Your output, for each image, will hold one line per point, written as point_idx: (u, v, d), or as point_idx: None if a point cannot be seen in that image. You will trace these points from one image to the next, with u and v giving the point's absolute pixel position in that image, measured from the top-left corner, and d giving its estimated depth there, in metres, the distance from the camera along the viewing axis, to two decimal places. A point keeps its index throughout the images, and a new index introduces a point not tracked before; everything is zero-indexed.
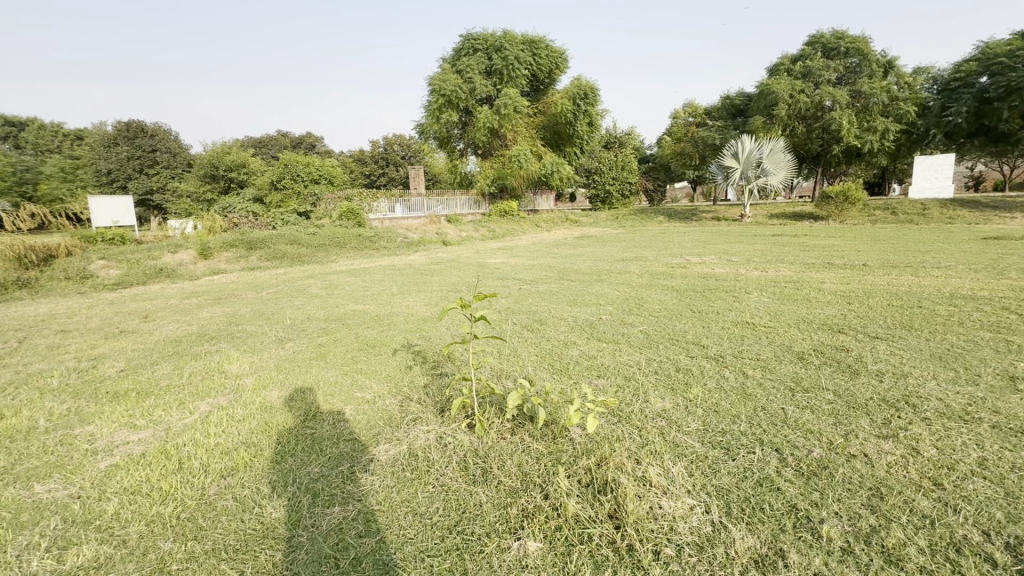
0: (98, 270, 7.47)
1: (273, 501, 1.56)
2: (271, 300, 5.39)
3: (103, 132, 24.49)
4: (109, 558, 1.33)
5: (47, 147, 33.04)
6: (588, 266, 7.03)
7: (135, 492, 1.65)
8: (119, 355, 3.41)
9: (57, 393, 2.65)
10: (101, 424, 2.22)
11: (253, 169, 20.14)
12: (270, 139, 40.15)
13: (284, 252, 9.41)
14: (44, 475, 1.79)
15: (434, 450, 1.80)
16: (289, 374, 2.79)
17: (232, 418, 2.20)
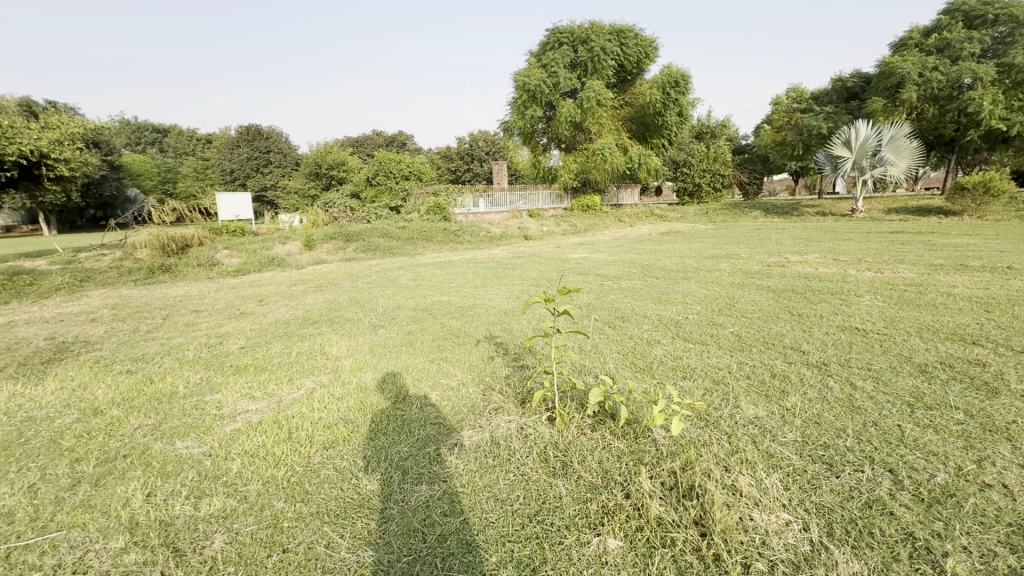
0: (223, 258, 8.49)
1: (368, 474, 1.69)
2: (365, 289, 5.79)
3: (228, 136, 27.63)
4: (234, 509, 1.53)
5: (185, 151, 37.94)
6: (674, 263, 6.75)
7: (253, 454, 1.87)
8: (240, 333, 3.87)
9: (192, 364, 3.07)
10: (225, 393, 2.53)
11: (351, 167, 21.64)
12: (366, 139, 42.96)
13: (377, 244, 10.04)
14: (184, 433, 2.09)
15: (515, 439, 1.85)
16: (381, 358, 2.99)
17: (333, 396, 2.40)
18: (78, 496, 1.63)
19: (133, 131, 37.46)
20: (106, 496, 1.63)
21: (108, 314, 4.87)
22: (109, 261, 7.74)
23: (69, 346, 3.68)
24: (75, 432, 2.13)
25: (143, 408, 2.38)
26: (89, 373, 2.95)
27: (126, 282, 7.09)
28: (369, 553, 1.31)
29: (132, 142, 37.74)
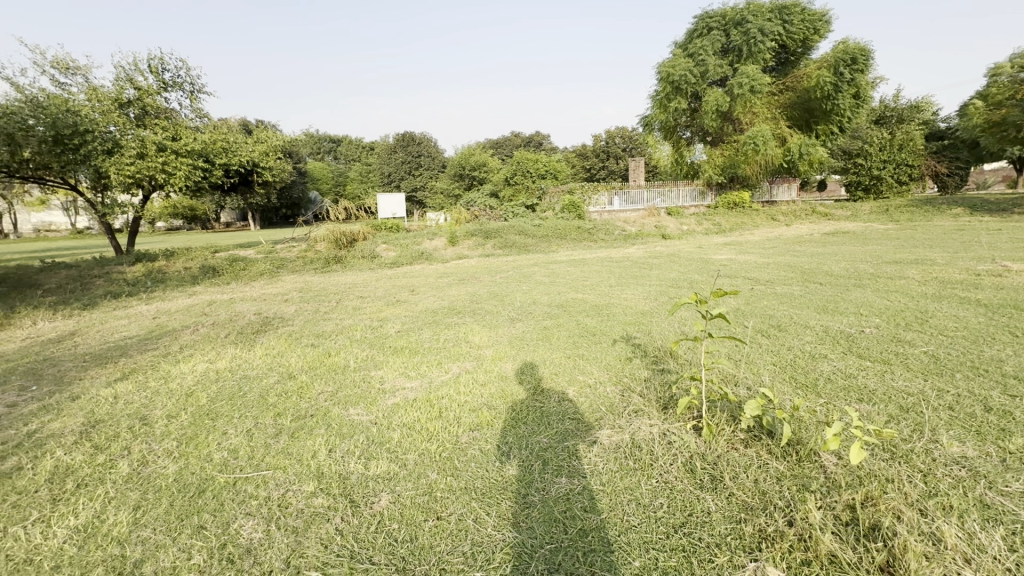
0: (382, 252, 9.57)
1: (509, 460, 1.77)
2: (503, 284, 6.06)
3: (387, 143, 30.95)
4: (396, 474, 1.71)
5: (354, 159, 43.67)
6: (843, 268, 5.86)
7: (410, 427, 2.07)
8: (397, 318, 4.33)
9: (360, 343, 3.53)
10: (386, 371, 2.86)
11: (491, 168, 22.79)
12: (504, 140, 44.83)
13: (513, 242, 10.45)
14: (355, 401, 2.41)
15: (658, 444, 1.78)
16: (520, 350, 3.10)
17: (477, 382, 2.57)
18: (280, 444, 1.98)
19: (316, 143, 44.07)
20: (299, 447, 1.95)
21: (297, 296, 5.81)
22: (297, 252, 9.23)
23: (270, 320, 4.48)
24: (277, 391, 2.59)
25: (324, 377, 2.80)
26: (285, 344, 3.56)
27: (309, 269, 8.38)
28: (513, 535, 1.37)
29: (315, 152, 44.47)
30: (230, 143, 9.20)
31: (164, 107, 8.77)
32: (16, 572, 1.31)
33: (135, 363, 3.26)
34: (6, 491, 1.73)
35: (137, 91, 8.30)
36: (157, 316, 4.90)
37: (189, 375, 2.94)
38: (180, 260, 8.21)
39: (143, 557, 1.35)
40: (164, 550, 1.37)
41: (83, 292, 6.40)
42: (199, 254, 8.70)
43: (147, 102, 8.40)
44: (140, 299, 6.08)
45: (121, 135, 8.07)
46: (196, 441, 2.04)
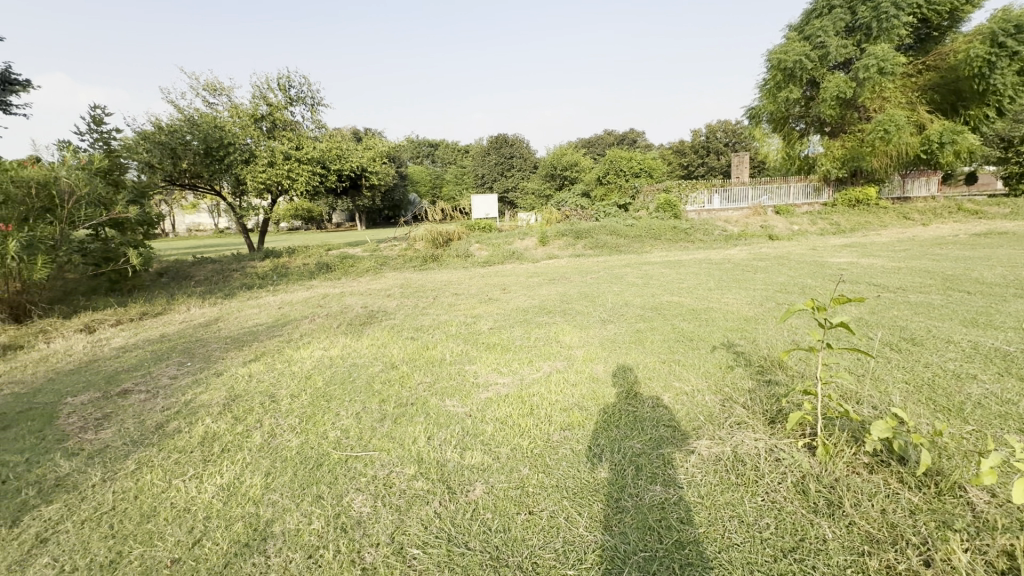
0: (474, 251, 9.91)
1: (601, 462, 1.75)
2: (594, 284, 5.98)
3: (481, 145, 31.90)
4: (490, 465, 1.77)
5: (450, 161, 45.59)
6: (1000, 275, 4.98)
7: (503, 422, 2.13)
8: (490, 316, 4.47)
9: (455, 338, 3.69)
10: (479, 366, 2.96)
11: (583, 167, 22.55)
12: (597, 139, 44.16)
13: (604, 242, 10.27)
14: (451, 393, 2.53)
15: (764, 461, 1.65)
16: (612, 352, 3.04)
17: (568, 381, 2.57)
18: (385, 428, 2.14)
19: (416, 147, 46.63)
20: (402, 432, 2.10)
21: (398, 292, 6.22)
22: (399, 251, 9.86)
23: (375, 313, 4.85)
24: (382, 379, 2.80)
25: (423, 368, 2.97)
26: (388, 336, 3.83)
27: (408, 267, 8.93)
28: (605, 538, 1.35)
29: (415, 156, 47.08)
30: (343, 150, 10.04)
31: (290, 120, 9.82)
32: (178, 517, 1.56)
33: (264, 347, 3.70)
34: (170, 448, 2.06)
35: (268, 107, 9.37)
36: (282, 306, 5.51)
37: (308, 360, 3.28)
38: (300, 257, 9.15)
39: (273, 517, 1.53)
40: (289, 514, 1.54)
41: (224, 283, 7.38)
42: (315, 252, 9.64)
43: (276, 117, 9.44)
44: (268, 292, 6.87)
45: (255, 146, 9.20)
46: (314, 420, 2.27)
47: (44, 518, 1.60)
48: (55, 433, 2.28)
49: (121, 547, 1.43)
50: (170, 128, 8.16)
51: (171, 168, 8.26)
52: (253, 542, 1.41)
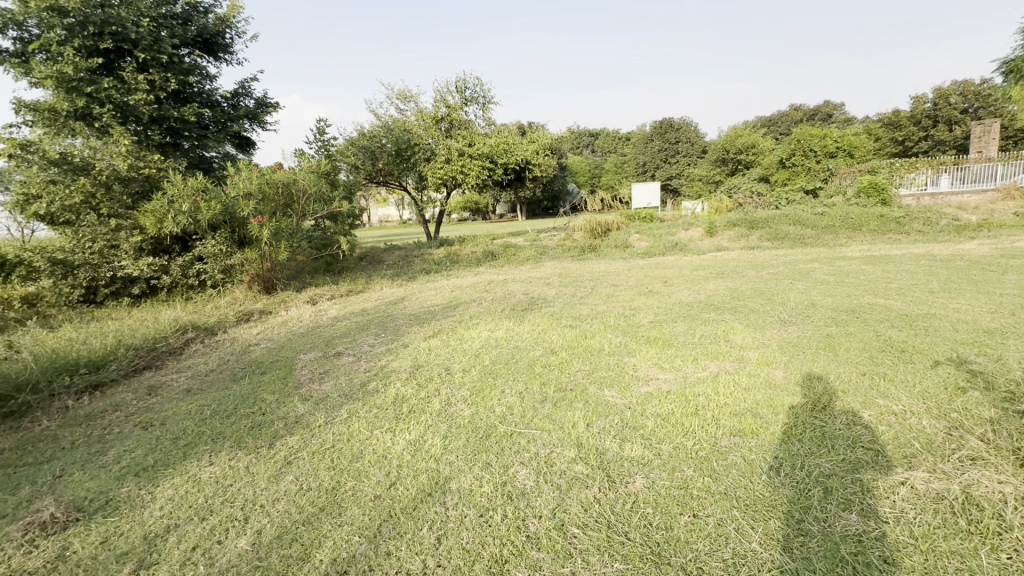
0: (634, 242, 9.64)
1: (780, 477, 1.58)
2: (772, 280, 5.34)
3: (643, 131, 30.60)
4: (650, 460, 1.73)
5: (610, 150, 44.76)
6: None
7: (665, 419, 2.06)
8: (650, 309, 4.32)
9: (614, 329, 3.66)
10: (639, 359, 2.89)
11: (762, 149, 20.07)
12: (780, 116, 38.93)
13: (786, 233, 9.04)
14: (610, 383, 2.53)
15: (1013, 510, 1.30)
16: (794, 358, 2.70)
17: (739, 384, 2.36)
18: (546, 410, 2.24)
19: (577, 138, 46.80)
20: (561, 415, 2.17)
21: (557, 280, 6.38)
22: (557, 240, 10.07)
23: (536, 300, 5.06)
24: (542, 363, 2.92)
25: (581, 356, 3.02)
26: (548, 322, 3.97)
27: (567, 256, 9.09)
28: (783, 558, 1.23)
29: (575, 147, 47.40)
30: (510, 145, 10.57)
31: (464, 120, 10.69)
32: (378, 461, 1.86)
33: (440, 325, 4.15)
34: (372, 403, 2.47)
35: (447, 109, 10.34)
36: (454, 290, 6.10)
37: (477, 339, 3.59)
38: (468, 245, 9.97)
39: (450, 475, 1.72)
40: (464, 474, 1.72)
41: (408, 268, 8.44)
42: (482, 241, 10.41)
43: (453, 117, 10.36)
44: (442, 276, 7.65)
45: (435, 145, 10.27)
46: (483, 394, 2.49)
47: (289, 445, 2.05)
48: (294, 381, 2.92)
49: (339, 478, 1.76)
50: (370, 134, 9.60)
51: (370, 168, 9.70)
52: (434, 494, 1.61)
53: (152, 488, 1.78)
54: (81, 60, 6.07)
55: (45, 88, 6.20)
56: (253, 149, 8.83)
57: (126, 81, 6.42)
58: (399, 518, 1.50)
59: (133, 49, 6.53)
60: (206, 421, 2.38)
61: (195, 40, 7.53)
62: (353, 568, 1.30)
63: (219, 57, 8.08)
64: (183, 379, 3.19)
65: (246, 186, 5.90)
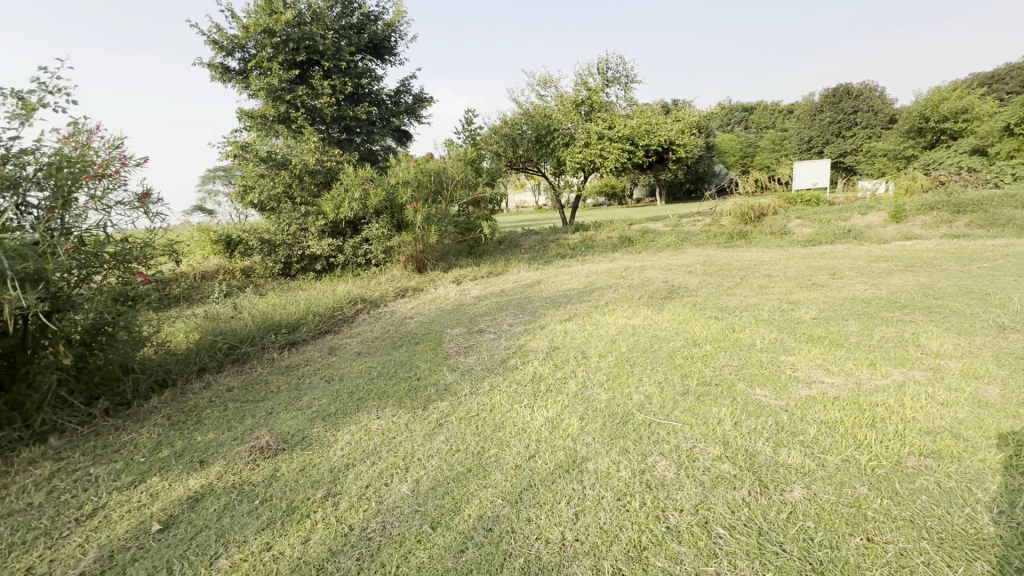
0: (794, 228, 8.55)
1: (991, 514, 1.30)
2: (985, 276, 4.32)
3: (811, 101, 26.65)
4: (812, 471, 1.55)
5: (768, 126, 39.95)
6: None
7: (831, 427, 1.82)
8: (813, 304, 3.81)
9: (767, 323, 3.31)
10: (799, 359, 2.59)
11: (979, 113, 16.07)
12: (1008, 70, 30.82)
13: (1009, 218, 7.20)
14: (762, 382, 2.31)
15: None
16: (1017, 373, 2.16)
17: (932, 398, 1.98)
18: (687, 403, 2.14)
19: (728, 114, 42.63)
20: (705, 410, 2.05)
21: (700, 269, 5.95)
22: (702, 226, 9.37)
23: (676, 289, 4.80)
24: (684, 355, 2.78)
25: (728, 350, 2.80)
26: (690, 313, 3.75)
27: (712, 243, 8.44)
28: None
29: (725, 125, 43.29)
30: (653, 125, 10.05)
31: (605, 102, 10.45)
32: (518, 434, 1.96)
33: (576, 309, 4.19)
34: (511, 379, 2.60)
35: (588, 92, 10.19)
36: (590, 275, 6.07)
37: (613, 325, 3.54)
38: (605, 231, 9.79)
39: (587, 456, 1.75)
40: (601, 457, 1.74)
41: (544, 252, 8.59)
42: (619, 226, 10.15)
43: (594, 100, 10.18)
44: (577, 261, 7.66)
45: (575, 130, 10.23)
46: (620, 380, 2.46)
47: (440, 409, 2.27)
48: (444, 352, 3.21)
49: (483, 444, 1.90)
50: (512, 122, 9.90)
51: (511, 155, 10.04)
52: (572, 471, 1.65)
53: (335, 432, 2.12)
54: (283, 73, 7.27)
55: (258, 99, 7.55)
56: (410, 142, 9.74)
57: (315, 87, 7.54)
58: (538, 489, 1.57)
59: (321, 59, 7.62)
60: (373, 380, 2.75)
61: (367, 46, 8.49)
62: (497, 526, 1.41)
63: (385, 60, 9.02)
64: (355, 343, 3.71)
65: (404, 175, 6.69)
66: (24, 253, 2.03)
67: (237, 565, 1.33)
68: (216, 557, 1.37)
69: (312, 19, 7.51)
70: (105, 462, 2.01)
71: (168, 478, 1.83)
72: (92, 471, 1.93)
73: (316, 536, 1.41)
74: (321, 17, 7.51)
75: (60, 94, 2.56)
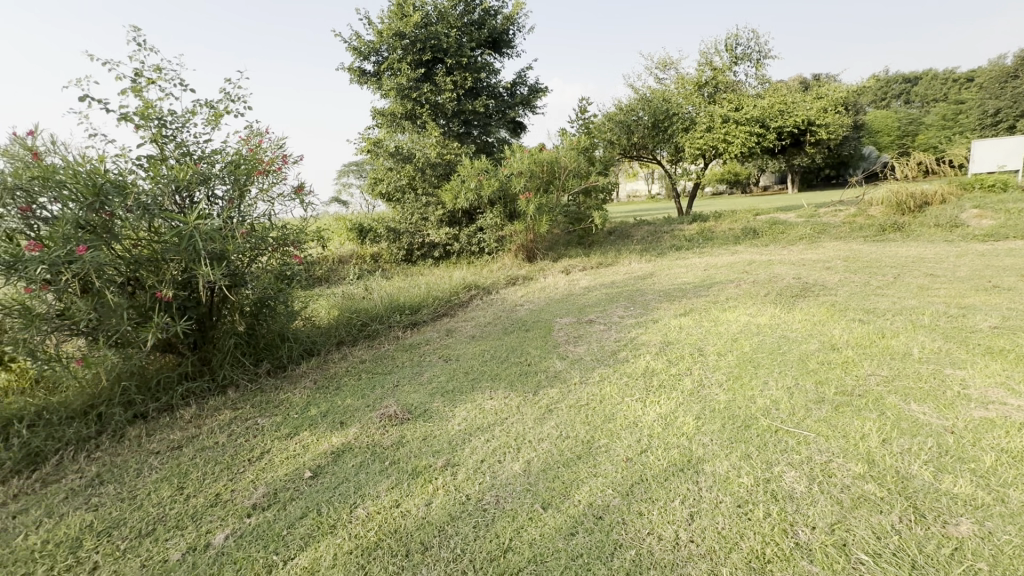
0: (970, 219, 7.18)
1: None
2: None
3: (1001, 64, 21.94)
4: (988, 505, 1.32)
5: (936, 97, 33.79)
6: None
7: (1015, 458, 1.52)
8: (992, 310, 3.18)
9: (928, 330, 2.84)
10: (971, 374, 2.19)
11: None
12: None
13: None
14: (920, 397, 2.00)
15: None
16: None
17: None
18: (822, 413, 1.92)
19: (883, 87, 36.87)
20: (844, 422, 1.83)
21: (841, 265, 5.27)
22: (844, 217, 8.28)
23: (810, 286, 4.31)
24: (819, 359, 2.50)
25: (876, 358, 2.46)
26: (827, 313, 3.35)
27: (857, 237, 7.41)
28: None
29: (878, 99, 37.48)
30: (788, 105, 9.05)
31: (732, 82, 9.65)
32: (630, 427, 1.93)
33: (692, 304, 3.97)
34: (622, 371, 2.56)
35: (712, 72, 9.59)
36: (708, 268, 5.70)
37: (734, 323, 3.30)
38: (726, 221, 9.09)
39: (703, 457, 1.67)
40: (720, 460, 1.64)
41: (657, 244, 8.23)
42: (743, 216, 9.36)
43: (719, 80, 9.52)
44: (694, 254, 7.22)
45: (696, 113, 9.60)
46: (742, 382, 2.30)
47: (551, 395, 2.32)
48: (554, 341, 3.26)
49: (593, 434, 1.90)
50: (628, 108, 9.58)
51: (626, 142, 9.72)
52: (687, 471, 1.59)
53: (453, 407, 2.27)
54: (411, 73, 7.81)
55: (388, 98, 8.22)
56: (524, 133, 9.90)
57: (438, 84, 8.00)
58: (651, 484, 1.54)
59: (444, 57, 8.03)
60: (487, 363, 2.89)
61: (487, 41, 8.75)
62: (607, 516, 1.41)
63: (503, 53, 9.24)
64: (469, 327, 3.92)
65: (518, 166, 6.84)
66: (212, 236, 2.47)
67: (372, 515, 1.49)
68: (354, 506, 1.56)
69: (438, 19, 7.98)
70: (268, 415, 2.38)
71: (316, 433, 2.11)
72: (259, 421, 2.30)
73: (437, 501, 1.53)
74: (446, 17, 7.94)
75: (240, 101, 3.03)
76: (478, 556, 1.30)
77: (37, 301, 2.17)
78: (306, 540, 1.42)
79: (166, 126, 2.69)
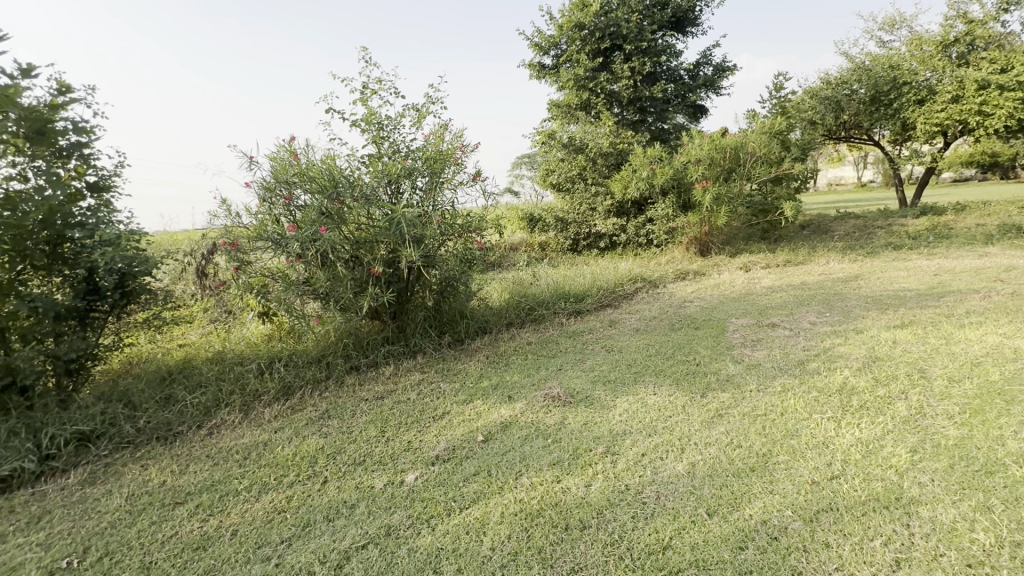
0: None
1: None
2: None
3: None
4: None
5: None
6: None
7: None
8: None
9: None
10: None
11: None
12: None
13: None
14: None
15: None
16: None
17: None
18: None
19: None
20: None
21: None
22: None
23: None
24: None
25: None
26: None
27: None
28: None
29: None
30: None
31: (998, 35, 7.44)
32: (817, 447, 1.70)
33: (913, 316, 3.26)
34: (810, 384, 2.25)
35: (966, 26, 7.45)
36: (939, 273, 4.59)
37: (975, 343, 2.62)
38: (972, 215, 7.17)
39: (919, 498, 1.38)
40: (942, 505, 1.35)
41: (866, 241, 6.91)
42: (1000, 209, 7.26)
43: (977, 35, 7.35)
44: (919, 254, 5.89)
45: (938, 80, 7.60)
46: (983, 417, 1.83)
47: (722, 400, 2.16)
48: (727, 341, 3.02)
49: (771, 447, 1.72)
50: (838, 81, 8.19)
51: (831, 121, 8.40)
52: (893, 509, 1.35)
53: (616, 397, 2.28)
54: (589, 63, 7.87)
55: (565, 91, 8.39)
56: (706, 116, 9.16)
57: (616, 72, 7.90)
58: (844, 515, 1.34)
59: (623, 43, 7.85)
60: (651, 358, 2.81)
61: (670, 21, 8.28)
62: (785, 538, 1.28)
63: (688, 32, 8.64)
64: (633, 319, 3.85)
65: (697, 153, 6.32)
66: (414, 222, 2.88)
67: (535, 485, 1.60)
68: (520, 474, 1.69)
69: (619, 5, 7.83)
70: (448, 381, 2.70)
71: (488, 403, 2.33)
72: (441, 386, 2.62)
73: (596, 484, 1.57)
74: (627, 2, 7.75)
75: (439, 103, 3.42)
76: (636, 545, 1.30)
77: (293, 270, 2.80)
78: (477, 494, 1.59)
79: (383, 128, 3.19)
